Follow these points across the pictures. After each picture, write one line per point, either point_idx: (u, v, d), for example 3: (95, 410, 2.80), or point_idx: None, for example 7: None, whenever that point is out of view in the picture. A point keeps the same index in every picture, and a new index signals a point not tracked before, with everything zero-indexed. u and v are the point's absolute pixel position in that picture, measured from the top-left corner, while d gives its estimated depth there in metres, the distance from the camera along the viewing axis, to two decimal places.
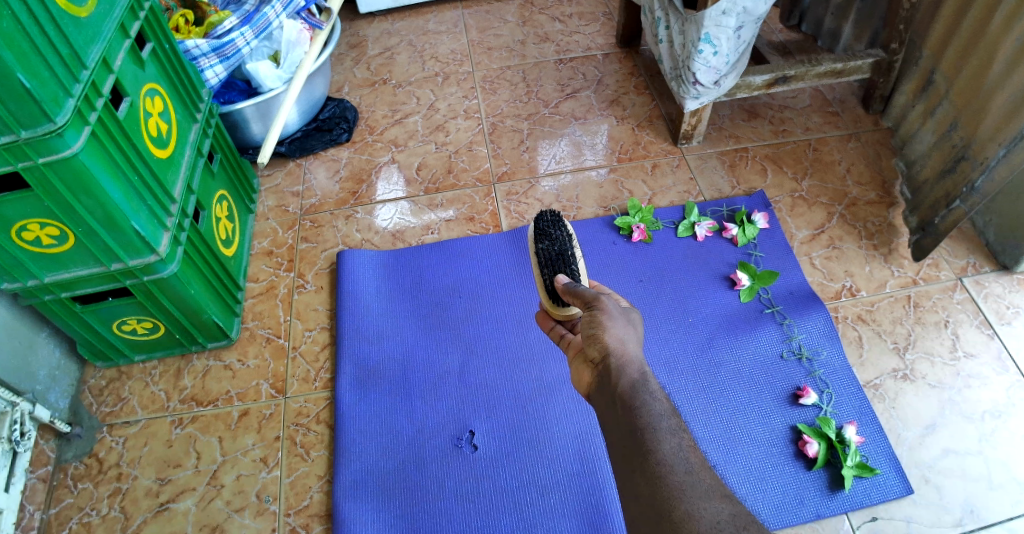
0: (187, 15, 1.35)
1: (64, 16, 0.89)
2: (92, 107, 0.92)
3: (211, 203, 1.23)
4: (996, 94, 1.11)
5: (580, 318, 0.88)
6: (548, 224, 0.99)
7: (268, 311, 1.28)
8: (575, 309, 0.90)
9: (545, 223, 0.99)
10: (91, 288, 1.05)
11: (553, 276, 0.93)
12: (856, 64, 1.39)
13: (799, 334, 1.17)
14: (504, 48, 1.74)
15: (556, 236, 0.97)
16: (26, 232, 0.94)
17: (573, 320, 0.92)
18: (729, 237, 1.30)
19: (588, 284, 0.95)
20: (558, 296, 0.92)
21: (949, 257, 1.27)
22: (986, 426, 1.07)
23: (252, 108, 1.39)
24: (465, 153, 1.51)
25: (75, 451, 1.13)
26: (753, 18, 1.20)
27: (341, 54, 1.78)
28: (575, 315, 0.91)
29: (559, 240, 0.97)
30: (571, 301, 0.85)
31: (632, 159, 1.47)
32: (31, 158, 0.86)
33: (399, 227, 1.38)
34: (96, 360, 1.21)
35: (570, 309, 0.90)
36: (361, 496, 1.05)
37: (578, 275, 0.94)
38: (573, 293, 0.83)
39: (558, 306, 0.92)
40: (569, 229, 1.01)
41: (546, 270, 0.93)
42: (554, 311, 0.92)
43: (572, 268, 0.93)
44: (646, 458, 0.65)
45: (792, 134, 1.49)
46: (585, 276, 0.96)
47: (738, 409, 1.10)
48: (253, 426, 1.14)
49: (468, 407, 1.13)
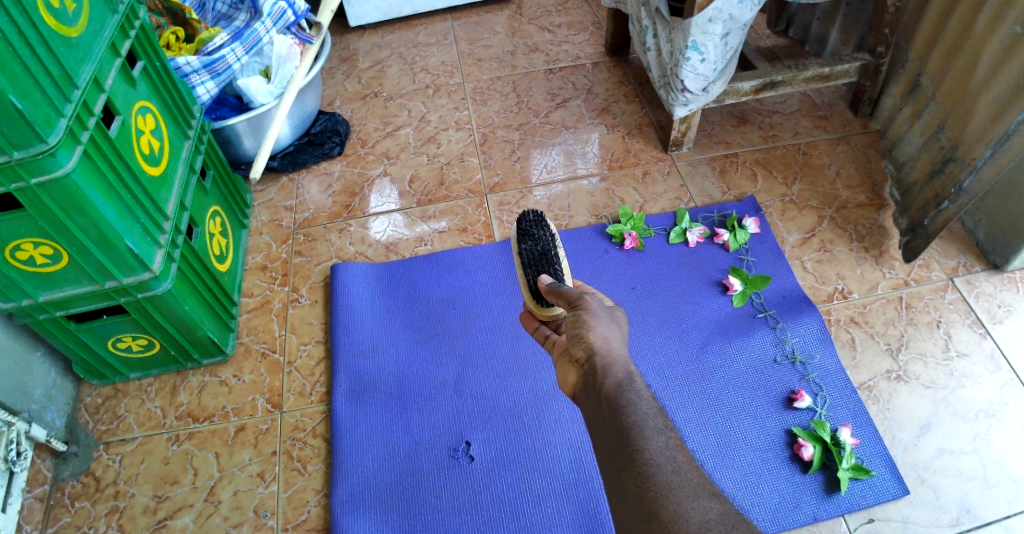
0: (179, 33, 1.38)
1: (55, 36, 0.90)
2: (84, 127, 0.92)
3: (204, 219, 1.24)
4: (982, 94, 1.12)
5: (564, 317, 0.88)
6: (531, 224, 0.99)
7: (263, 326, 1.28)
8: (558, 309, 0.90)
9: (528, 222, 1.00)
10: (86, 307, 1.05)
11: (537, 276, 0.92)
12: (843, 68, 1.41)
13: (791, 337, 1.17)
14: (494, 59, 1.76)
15: (539, 236, 0.97)
16: (19, 252, 0.94)
17: (557, 322, 0.92)
18: (721, 243, 1.31)
19: (572, 285, 0.95)
20: (542, 297, 0.92)
21: (939, 258, 1.28)
22: (980, 425, 1.08)
23: (243, 123, 1.40)
24: (457, 165, 1.52)
25: (72, 470, 1.13)
26: (740, 25, 1.20)
27: (332, 68, 1.79)
28: (558, 315, 0.91)
29: (542, 240, 0.97)
30: (555, 302, 0.85)
31: (623, 167, 1.47)
32: (23, 180, 0.87)
33: (393, 239, 1.39)
34: (92, 377, 1.21)
35: (554, 310, 0.90)
36: (359, 510, 1.05)
37: (562, 275, 0.94)
38: (558, 294, 0.84)
39: (543, 306, 0.91)
40: (552, 229, 1.01)
41: (529, 271, 0.93)
42: (538, 312, 0.92)
43: (556, 268, 0.94)
44: (633, 458, 0.65)
45: (781, 139, 1.50)
46: (568, 276, 0.96)
47: (732, 414, 1.10)
48: (250, 441, 1.14)
49: (464, 417, 1.13)
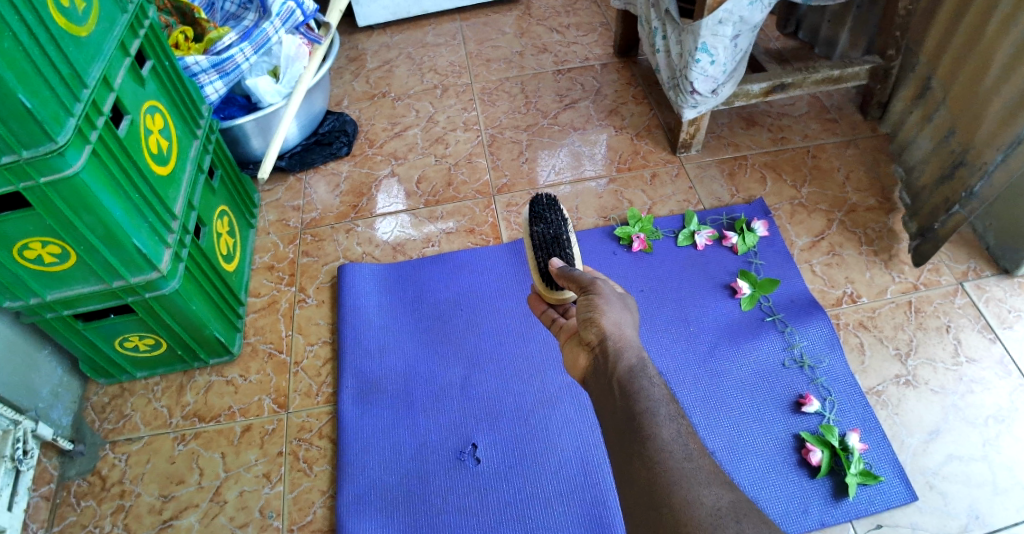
0: (187, 32, 1.37)
1: (65, 36, 0.90)
2: (92, 126, 0.92)
3: (211, 219, 1.24)
4: (992, 99, 1.12)
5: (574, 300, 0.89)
6: (543, 207, 0.99)
7: (269, 326, 1.28)
8: (568, 293, 0.91)
9: (541, 206, 0.99)
10: (93, 306, 1.05)
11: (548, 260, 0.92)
12: (852, 71, 1.40)
13: (800, 342, 1.16)
14: (502, 60, 1.75)
15: (551, 220, 0.97)
16: (27, 250, 0.94)
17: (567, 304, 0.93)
18: (729, 246, 1.30)
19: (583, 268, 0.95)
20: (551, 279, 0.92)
21: (949, 262, 1.27)
22: (989, 431, 1.07)
23: (252, 123, 1.40)
24: (465, 165, 1.51)
25: (78, 468, 1.13)
26: (750, 27, 1.19)
27: (340, 68, 1.79)
28: (569, 299, 0.91)
29: (555, 223, 0.97)
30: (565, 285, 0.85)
31: (632, 169, 1.47)
32: (32, 178, 0.87)
33: (400, 239, 1.39)
34: (99, 376, 1.21)
35: (564, 294, 0.91)
36: (365, 512, 1.04)
37: (573, 259, 0.94)
38: (569, 278, 0.83)
39: (551, 289, 0.92)
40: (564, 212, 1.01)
41: (540, 254, 0.93)
42: (548, 295, 0.92)
43: (567, 252, 0.93)
44: (645, 443, 0.65)
45: (790, 142, 1.49)
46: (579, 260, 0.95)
47: (740, 419, 1.09)
48: (256, 441, 1.14)
49: (471, 419, 1.12)
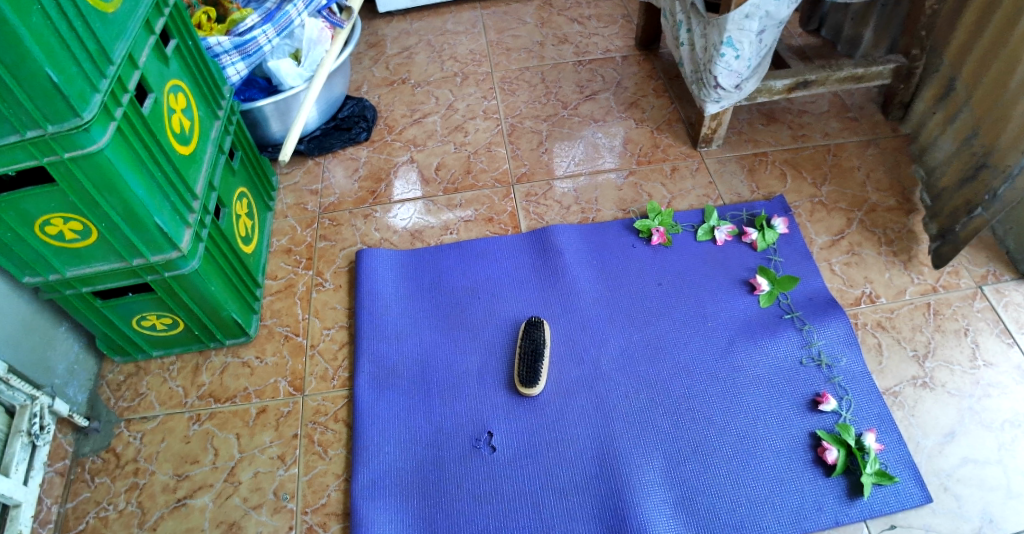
0: (210, 13, 1.36)
1: (91, 11, 0.89)
2: (117, 103, 0.92)
3: (230, 200, 1.24)
4: (1016, 104, 1.10)
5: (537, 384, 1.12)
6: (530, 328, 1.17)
7: (286, 309, 1.28)
8: (532, 390, 1.11)
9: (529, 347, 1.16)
10: (112, 284, 1.05)
11: (527, 372, 1.13)
12: (876, 70, 1.39)
13: (818, 340, 1.16)
14: (522, 49, 1.75)
15: (535, 341, 1.16)
16: (49, 226, 0.95)
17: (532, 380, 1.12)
18: (749, 242, 1.30)
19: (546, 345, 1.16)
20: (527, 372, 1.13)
21: (969, 265, 1.26)
22: (1005, 435, 1.07)
23: (271, 105, 1.40)
24: (484, 154, 1.51)
25: (93, 445, 1.14)
26: (776, 23, 1.18)
27: (359, 53, 1.79)
28: (531, 391, 1.11)
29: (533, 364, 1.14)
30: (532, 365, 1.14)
31: (651, 162, 1.46)
32: (57, 154, 0.87)
33: (417, 226, 1.38)
34: (115, 354, 1.22)
35: (531, 389, 1.11)
36: (380, 496, 1.05)
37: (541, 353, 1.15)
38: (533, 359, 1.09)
39: (524, 382, 1.12)
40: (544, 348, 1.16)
41: (522, 376, 1.13)
42: (522, 388, 1.12)
43: (536, 369, 1.13)
44: None
45: (811, 140, 1.49)
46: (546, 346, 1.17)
47: (756, 414, 1.09)
48: (270, 423, 1.14)
49: (487, 406, 1.12)
